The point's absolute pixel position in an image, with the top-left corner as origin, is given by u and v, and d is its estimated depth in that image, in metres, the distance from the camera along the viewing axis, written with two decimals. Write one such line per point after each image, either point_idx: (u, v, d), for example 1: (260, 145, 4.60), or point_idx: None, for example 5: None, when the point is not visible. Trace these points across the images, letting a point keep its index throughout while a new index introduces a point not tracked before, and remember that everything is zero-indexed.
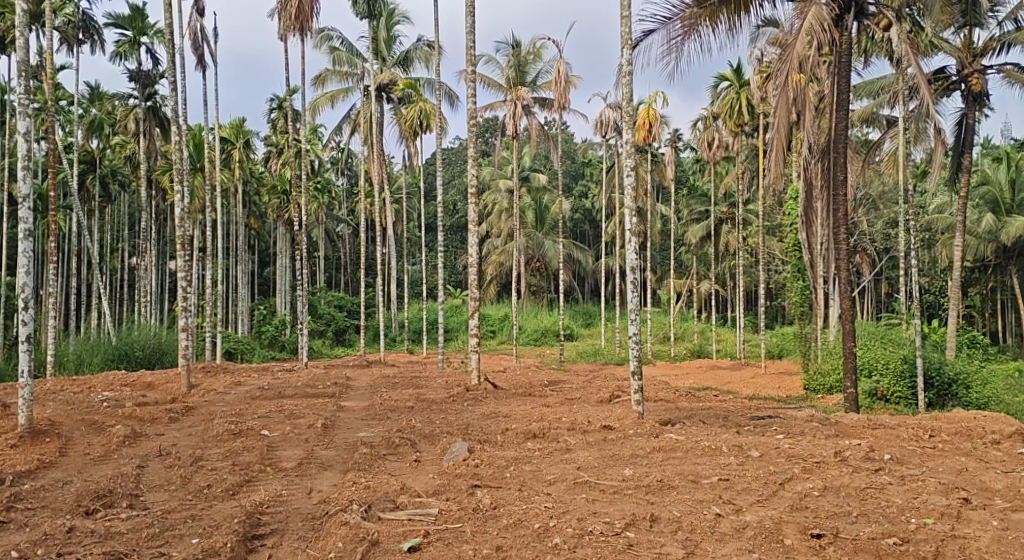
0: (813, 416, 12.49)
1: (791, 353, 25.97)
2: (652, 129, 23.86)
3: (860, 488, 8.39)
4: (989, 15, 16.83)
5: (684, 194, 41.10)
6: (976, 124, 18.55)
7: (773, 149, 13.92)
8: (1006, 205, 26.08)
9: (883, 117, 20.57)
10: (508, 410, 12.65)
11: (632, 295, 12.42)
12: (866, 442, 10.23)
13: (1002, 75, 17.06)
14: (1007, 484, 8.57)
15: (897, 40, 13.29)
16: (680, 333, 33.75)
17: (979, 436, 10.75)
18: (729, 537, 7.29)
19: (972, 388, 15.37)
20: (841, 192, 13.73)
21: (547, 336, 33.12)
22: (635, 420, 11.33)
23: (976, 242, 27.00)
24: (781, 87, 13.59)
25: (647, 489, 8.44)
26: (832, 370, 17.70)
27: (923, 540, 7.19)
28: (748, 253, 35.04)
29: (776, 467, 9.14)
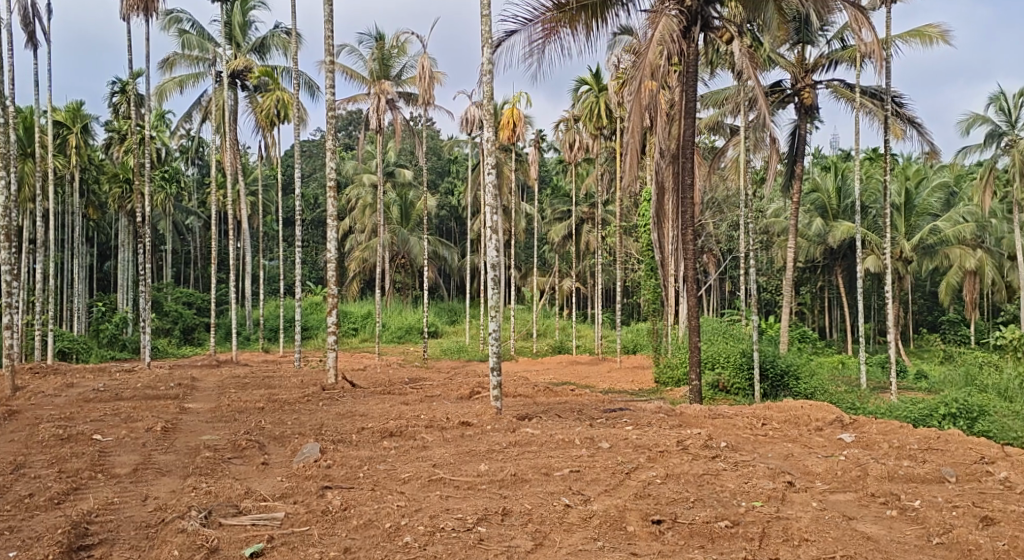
0: (660, 408, 13.07)
1: (645, 348, 27.05)
2: (516, 128, 24.15)
3: (698, 475, 8.86)
4: (820, 34, 18.13)
5: (546, 193, 41.89)
6: (808, 136, 19.96)
7: (628, 152, 14.45)
8: (833, 210, 28.11)
9: (727, 125, 21.72)
10: (364, 408, 12.51)
11: (491, 292, 12.52)
12: (706, 431, 10.81)
13: (830, 91, 18.42)
14: (827, 467, 9.27)
15: (739, 54, 14.07)
16: (542, 330, 34.37)
17: (805, 424, 11.58)
18: (576, 528, 7.52)
19: (801, 379, 16.54)
20: (689, 196, 14.41)
21: (411, 334, 32.87)
22: (493, 416, 11.50)
23: (808, 244, 29.03)
24: (634, 92, 14.14)
25: (500, 484, 8.58)
26: (679, 363, 18.61)
27: (752, 522, 7.66)
28: (607, 253, 36.14)
29: (623, 457, 9.51)
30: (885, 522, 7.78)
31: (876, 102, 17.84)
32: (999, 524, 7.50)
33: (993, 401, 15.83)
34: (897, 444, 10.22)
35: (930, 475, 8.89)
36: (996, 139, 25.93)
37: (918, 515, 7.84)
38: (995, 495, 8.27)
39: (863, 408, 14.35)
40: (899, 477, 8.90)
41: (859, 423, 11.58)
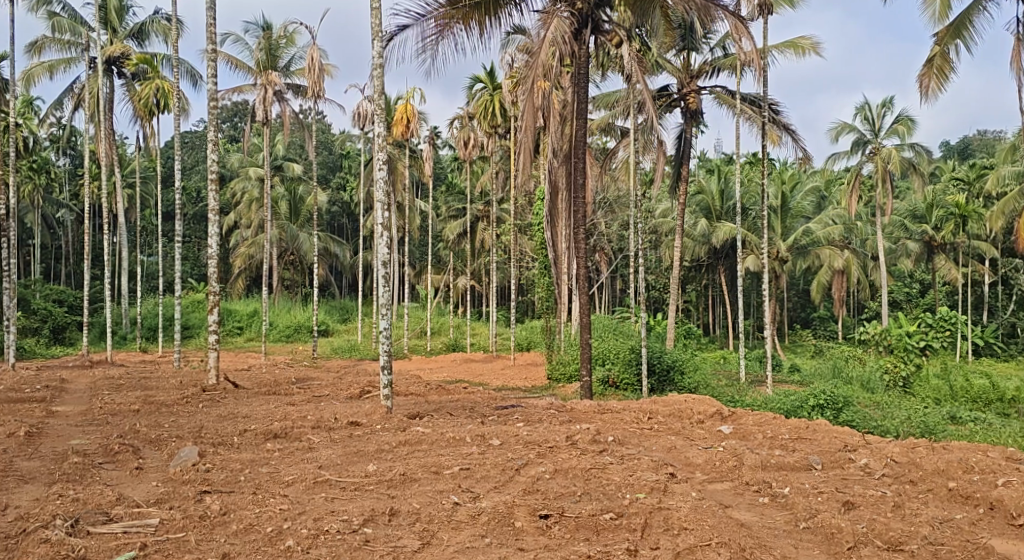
0: (551, 404, 13.26)
1: (537, 345, 27.36)
2: (410, 124, 23.94)
3: (585, 469, 9.03)
4: (704, 41, 18.80)
5: (441, 191, 41.72)
6: (693, 139, 20.65)
7: (522, 151, 14.59)
8: (717, 212, 29.16)
9: (617, 127, 22.21)
10: (248, 410, 12.15)
11: (381, 289, 12.37)
12: (594, 426, 11.04)
13: (714, 97, 19.14)
14: (707, 458, 9.62)
15: (628, 58, 14.42)
16: (437, 328, 34.23)
17: (688, 417, 12.00)
18: (464, 525, 7.54)
19: (686, 374, 17.10)
20: (580, 195, 14.67)
21: (299, 333, 32.16)
22: (382, 415, 11.38)
23: (693, 244, 30.03)
24: (527, 92, 14.27)
25: (388, 484, 8.51)
26: (572, 359, 18.92)
27: (635, 514, 7.86)
28: (501, 251, 36.30)
29: (513, 453, 9.60)
30: (758, 509, 8.15)
31: (756, 109, 18.64)
32: (859, 507, 7.97)
33: (859, 393, 16.83)
34: (770, 435, 10.72)
35: (799, 463, 9.37)
36: (862, 147, 27.54)
37: (788, 501, 8.24)
38: (857, 480, 8.78)
39: (742, 401, 14.99)
40: (772, 466, 9.34)
41: (737, 415, 12.08)
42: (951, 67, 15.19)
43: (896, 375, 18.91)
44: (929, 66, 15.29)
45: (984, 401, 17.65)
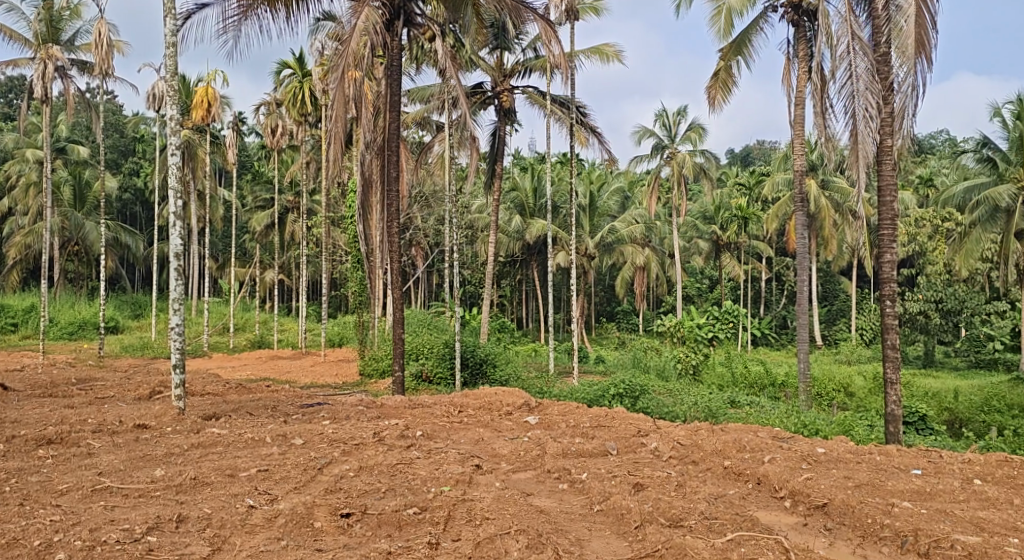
0: (359, 400, 13.08)
1: (349, 341, 26.87)
2: (211, 109, 22.72)
3: (391, 465, 8.98)
4: (516, 41, 19.19)
5: (246, 180, 39.88)
6: (507, 137, 21.05)
7: (332, 141, 14.26)
8: (530, 209, 29.79)
9: (432, 121, 22.20)
10: (18, 414, 11.07)
11: (175, 283, 11.63)
12: (403, 421, 11.01)
13: (526, 96, 19.60)
14: (511, 449, 9.87)
15: (441, 53, 14.46)
16: (241, 324, 32.71)
17: (496, 409, 12.22)
18: (259, 528, 7.29)
19: (497, 367, 17.40)
20: (394, 188, 14.54)
21: (85, 330, 29.73)
22: (175, 417, 10.75)
23: (507, 240, 30.58)
24: (337, 80, 13.93)
25: (177, 489, 8.06)
26: (384, 355, 18.73)
27: (438, 507, 7.88)
28: (312, 244, 35.30)
29: (316, 452, 9.38)
30: (557, 496, 8.47)
31: (565, 110, 19.25)
32: (647, 489, 8.46)
33: (653, 381, 17.92)
34: (572, 423, 11.16)
35: (596, 449, 9.82)
36: (660, 152, 29.23)
37: (585, 487, 8.61)
38: (647, 463, 9.33)
39: (550, 392, 15.50)
40: (571, 453, 9.73)
41: (543, 405, 12.47)
42: (734, 80, 16.47)
43: (687, 364, 20.31)
44: (716, 79, 16.48)
45: (760, 386, 19.38)
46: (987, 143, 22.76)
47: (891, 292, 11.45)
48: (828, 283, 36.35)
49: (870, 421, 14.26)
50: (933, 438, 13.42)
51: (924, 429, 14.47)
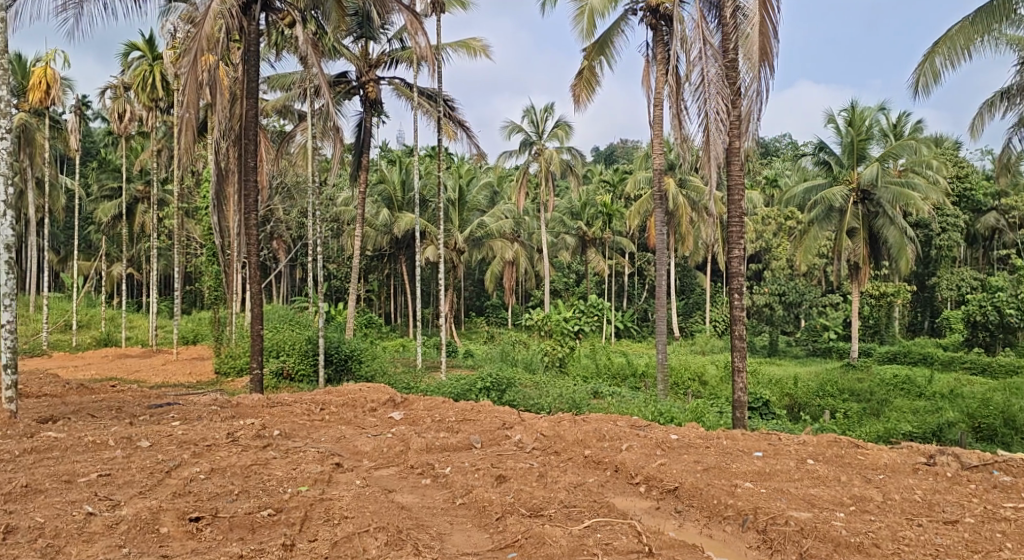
0: (214, 399, 12.55)
1: (205, 338, 25.71)
2: (50, 91, 21.22)
3: (245, 466, 8.68)
4: (381, 32, 18.90)
5: (91, 167, 37.42)
6: (373, 129, 20.74)
7: (184, 128, 13.62)
8: (397, 202, 29.47)
9: (294, 110, 21.58)
10: None
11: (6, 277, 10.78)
12: (260, 420, 10.65)
13: (392, 87, 19.36)
14: (374, 446, 9.74)
15: (302, 40, 14.08)
16: (86, 320, 30.72)
17: (360, 405, 12.01)
18: (97, 537, 6.90)
19: (363, 362, 17.15)
20: (251, 177, 14.03)
21: None
22: (5, 420, 9.99)
23: (374, 234, 29.95)
24: (190, 64, 13.30)
25: (6, 498, 7.50)
26: (242, 352, 18.07)
27: (295, 508, 7.68)
28: (165, 237, 33.57)
29: (164, 455, 8.95)
30: (419, 491, 8.43)
31: (431, 103, 19.14)
32: (509, 480, 8.55)
33: (519, 374, 18.17)
34: (437, 418, 11.12)
35: (460, 443, 9.82)
36: (528, 147, 29.57)
37: (447, 480, 8.61)
38: (510, 455, 9.44)
39: (417, 387, 15.41)
40: (434, 448, 9.70)
41: (408, 401, 12.35)
42: (597, 80, 16.87)
43: (554, 356, 20.67)
44: (579, 78, 16.83)
45: (622, 376, 20.02)
46: (823, 147, 24.36)
47: (740, 286, 12.06)
48: (685, 277, 37.95)
49: (721, 408, 14.99)
50: (775, 422, 14.29)
51: (768, 414, 15.37)
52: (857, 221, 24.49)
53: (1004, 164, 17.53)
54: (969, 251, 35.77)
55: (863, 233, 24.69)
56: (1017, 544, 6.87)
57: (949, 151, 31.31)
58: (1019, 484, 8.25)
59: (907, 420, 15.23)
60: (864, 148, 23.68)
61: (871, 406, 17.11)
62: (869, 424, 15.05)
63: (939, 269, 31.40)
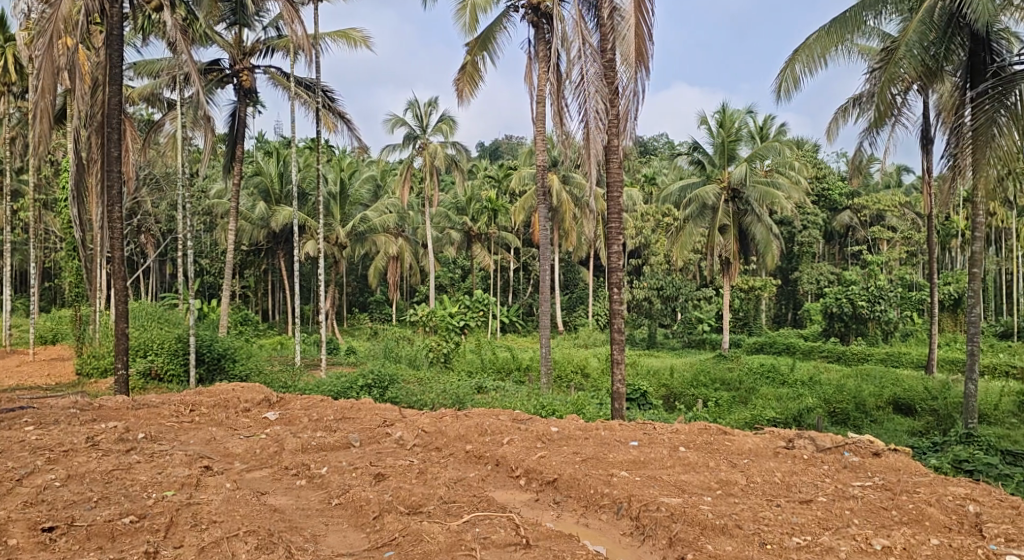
0: (73, 403, 11.85)
1: (65, 337, 24.20)
2: None
3: (106, 471, 8.25)
4: (256, 19, 18.29)
5: None
6: (248, 119, 20.08)
7: (39, 115, 12.79)
8: (274, 195, 28.65)
9: (163, 98, 20.62)
10: None
11: None
12: (123, 424, 10.14)
13: (268, 77, 18.79)
14: (247, 447, 9.44)
15: (170, 26, 13.48)
16: None
17: (234, 406, 11.61)
18: None
19: (237, 361, 16.59)
20: (115, 167, 13.32)
21: None
22: None
23: (250, 227, 28.97)
24: (45, 47, 12.50)
25: None
26: (106, 352, 17.17)
27: (159, 513, 7.36)
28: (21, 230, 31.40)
29: (16, 462, 8.40)
30: (293, 493, 8.25)
31: (310, 93, 18.69)
32: (388, 478, 8.46)
33: (402, 370, 18.00)
34: (315, 417, 10.87)
35: (337, 442, 9.64)
36: (412, 142, 29.28)
37: (323, 481, 8.45)
38: (388, 453, 9.34)
39: (295, 386, 15.02)
40: (310, 448, 9.48)
41: (284, 400, 12.02)
42: (480, 75, 16.90)
43: (438, 352, 20.59)
44: (462, 72, 16.81)
45: (506, 371, 20.19)
46: (697, 147, 25.28)
47: (619, 281, 12.33)
48: (568, 273, 38.61)
49: (600, 400, 15.31)
50: (651, 412, 14.74)
51: (645, 404, 15.82)
52: (728, 218, 25.54)
53: (858, 166, 18.70)
54: (827, 247, 38.05)
55: (733, 230, 25.79)
56: (864, 519, 7.33)
57: (809, 153, 33.21)
58: (865, 464, 8.84)
59: (772, 406, 16.04)
60: (734, 148, 24.74)
61: (740, 394, 17.93)
62: (737, 412, 15.75)
63: (801, 265, 33.26)
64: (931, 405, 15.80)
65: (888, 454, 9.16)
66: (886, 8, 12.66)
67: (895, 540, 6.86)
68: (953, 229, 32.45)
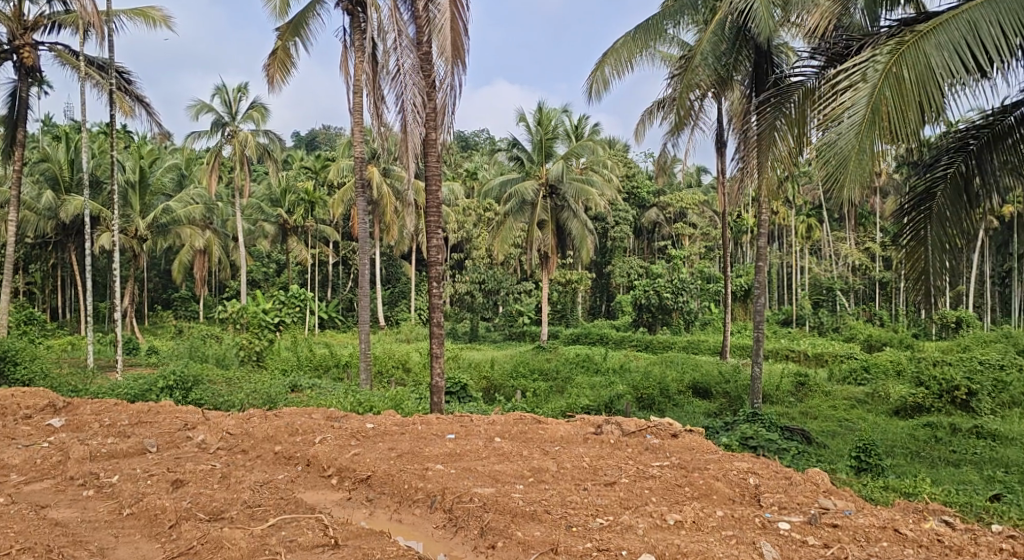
0: None
1: None
2: None
3: None
4: None
5: None
6: (30, 99, 18.34)
7: None
8: (64, 183, 26.38)
9: None
10: None
11: None
12: None
13: (53, 54, 17.25)
14: (24, 457, 8.68)
15: None
16: None
17: (12, 413, 10.60)
18: None
19: (19, 364, 15.17)
20: None
21: None
22: None
23: (35, 217, 26.48)
24: None
25: None
26: None
27: None
28: None
29: None
30: (79, 505, 7.70)
31: (103, 73, 17.35)
32: (188, 484, 8.04)
33: (210, 370, 17.16)
34: (107, 422, 10.13)
35: (131, 448, 9.05)
36: (220, 129, 27.89)
37: (114, 490, 7.92)
38: (189, 458, 8.89)
39: (86, 389, 13.92)
40: (100, 456, 8.84)
41: (72, 405, 11.12)
42: (292, 62, 16.37)
43: (250, 350, 19.74)
44: (273, 57, 16.21)
45: (323, 367, 19.78)
46: (516, 144, 25.89)
47: (437, 275, 12.36)
48: (390, 267, 38.32)
49: (419, 394, 15.31)
50: (470, 404, 14.93)
51: (465, 397, 15.96)
52: (546, 213, 26.25)
53: (663, 166, 19.81)
54: (636, 241, 40.11)
55: (551, 225, 26.55)
56: (661, 497, 7.79)
57: (620, 153, 34.82)
58: (664, 445, 9.40)
59: (585, 394, 16.72)
60: (551, 145, 25.48)
61: (556, 384, 18.53)
62: (552, 401, 16.26)
63: (614, 258, 34.83)
64: (725, 388, 17.08)
65: (684, 435, 9.80)
66: (683, 18, 13.45)
67: (686, 515, 7.30)
68: (744, 226, 35.18)
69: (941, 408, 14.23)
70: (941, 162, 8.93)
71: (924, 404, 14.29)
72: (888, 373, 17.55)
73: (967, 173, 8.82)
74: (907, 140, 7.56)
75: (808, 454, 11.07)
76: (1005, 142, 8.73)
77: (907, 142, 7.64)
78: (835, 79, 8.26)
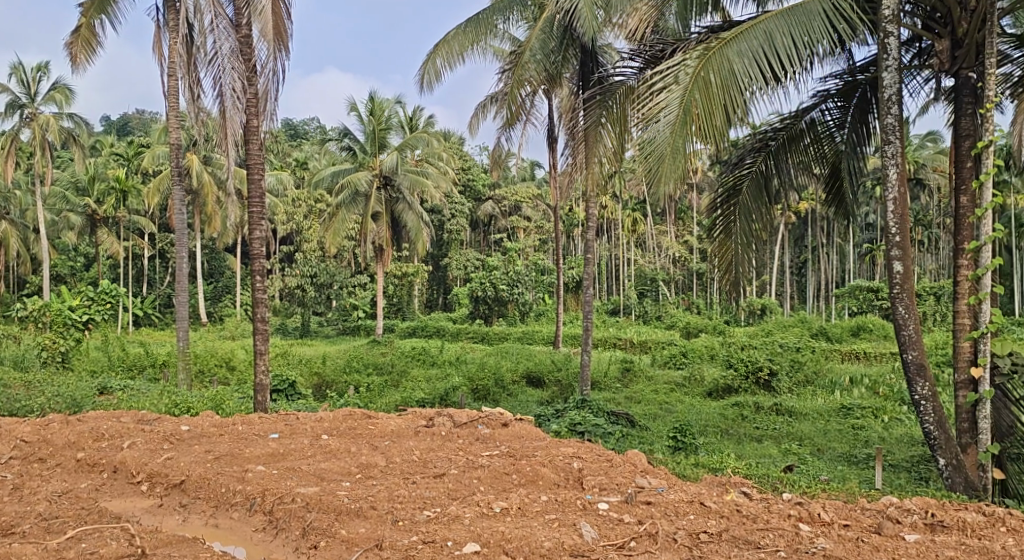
0: None
1: None
2: None
3: None
4: None
5: None
6: None
7: None
8: None
9: None
10: None
11: None
12: None
13: None
14: None
15: None
16: None
17: None
18: None
19: None
20: None
21: None
22: None
23: None
24: None
25: None
26: None
27: None
28: None
29: None
30: None
31: None
32: None
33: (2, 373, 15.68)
34: None
35: None
36: (17, 110, 25.51)
37: None
38: None
39: None
40: None
41: None
42: (97, 40, 15.24)
43: (54, 351, 18.26)
44: (75, 35, 15.02)
45: (137, 368, 18.65)
46: (348, 134, 25.39)
47: (261, 269, 11.89)
48: (213, 260, 36.56)
49: (243, 394, 14.68)
50: (299, 402, 14.52)
51: (293, 394, 15.46)
52: (380, 205, 25.92)
53: (497, 160, 20.10)
54: (471, 234, 40.46)
55: (385, 216, 26.27)
56: (489, 485, 7.91)
57: (454, 145, 34.97)
58: (494, 435, 9.53)
59: (419, 387, 16.67)
60: (385, 136, 25.15)
61: (390, 377, 18.36)
62: (385, 395, 16.08)
63: (449, 251, 34.98)
64: (556, 376, 17.60)
65: (514, 424, 9.99)
66: (513, 14, 13.69)
67: (512, 502, 7.45)
68: (574, 219, 36.31)
69: (747, 388, 15.31)
70: (746, 162, 9.55)
71: (733, 385, 15.34)
72: (703, 358, 18.68)
73: (767, 172, 9.49)
74: (715, 139, 8.01)
75: (630, 437, 11.60)
76: (798, 143, 9.49)
77: (715, 143, 8.14)
78: (651, 82, 8.65)
